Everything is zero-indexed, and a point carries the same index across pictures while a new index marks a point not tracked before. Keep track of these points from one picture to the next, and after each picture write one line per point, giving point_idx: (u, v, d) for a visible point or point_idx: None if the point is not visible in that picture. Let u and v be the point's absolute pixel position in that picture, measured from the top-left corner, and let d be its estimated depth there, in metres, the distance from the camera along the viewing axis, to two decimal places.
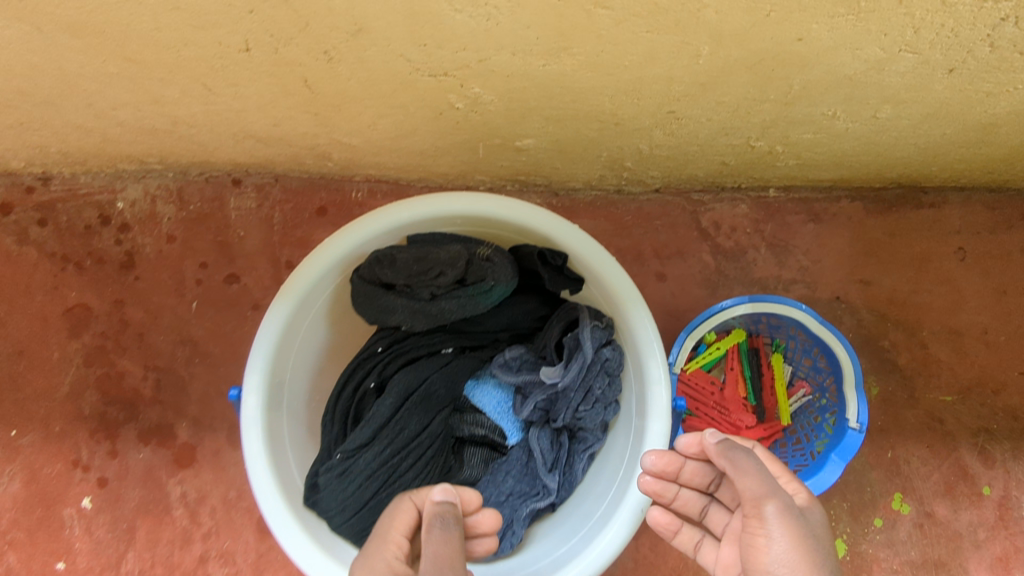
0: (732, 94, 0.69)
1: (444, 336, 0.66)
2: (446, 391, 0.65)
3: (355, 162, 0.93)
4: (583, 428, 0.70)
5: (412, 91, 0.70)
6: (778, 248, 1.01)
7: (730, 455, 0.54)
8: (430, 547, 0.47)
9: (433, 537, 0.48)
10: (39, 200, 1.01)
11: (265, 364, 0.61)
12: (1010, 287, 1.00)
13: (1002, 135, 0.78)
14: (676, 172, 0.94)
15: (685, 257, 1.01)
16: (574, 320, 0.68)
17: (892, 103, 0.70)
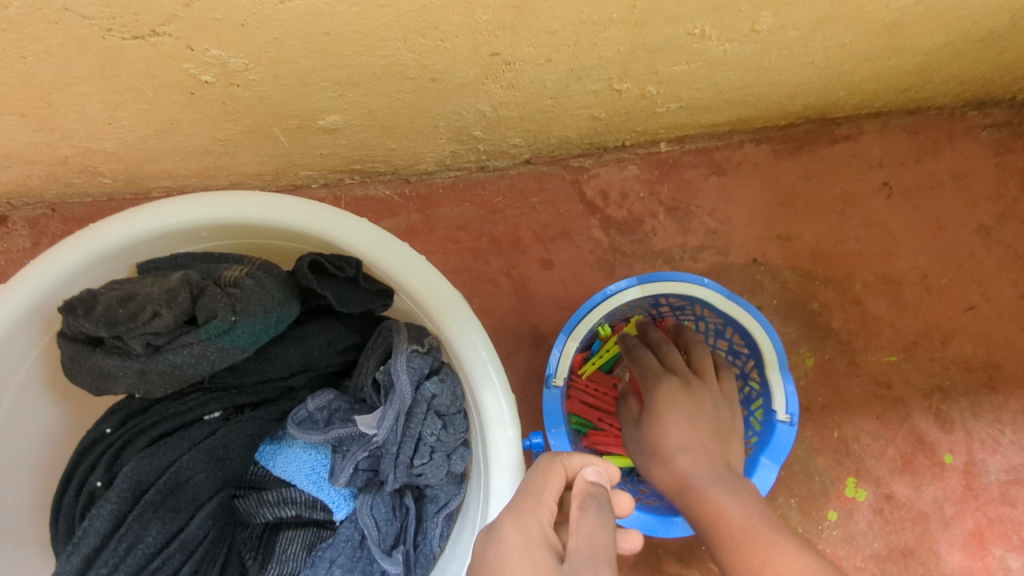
0: (563, 18, 0.51)
1: (205, 397, 0.48)
2: (211, 475, 0.47)
3: (136, 175, 0.73)
4: (429, 485, 0.52)
5: (128, 65, 0.51)
6: (679, 212, 0.85)
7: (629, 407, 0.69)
8: (581, 528, 0.35)
9: (592, 518, 0.36)
10: None
11: None
12: (945, 220, 0.87)
13: (913, 36, 0.63)
14: (542, 136, 0.77)
15: (571, 236, 0.85)
16: (389, 346, 0.50)
17: (771, 7, 0.54)
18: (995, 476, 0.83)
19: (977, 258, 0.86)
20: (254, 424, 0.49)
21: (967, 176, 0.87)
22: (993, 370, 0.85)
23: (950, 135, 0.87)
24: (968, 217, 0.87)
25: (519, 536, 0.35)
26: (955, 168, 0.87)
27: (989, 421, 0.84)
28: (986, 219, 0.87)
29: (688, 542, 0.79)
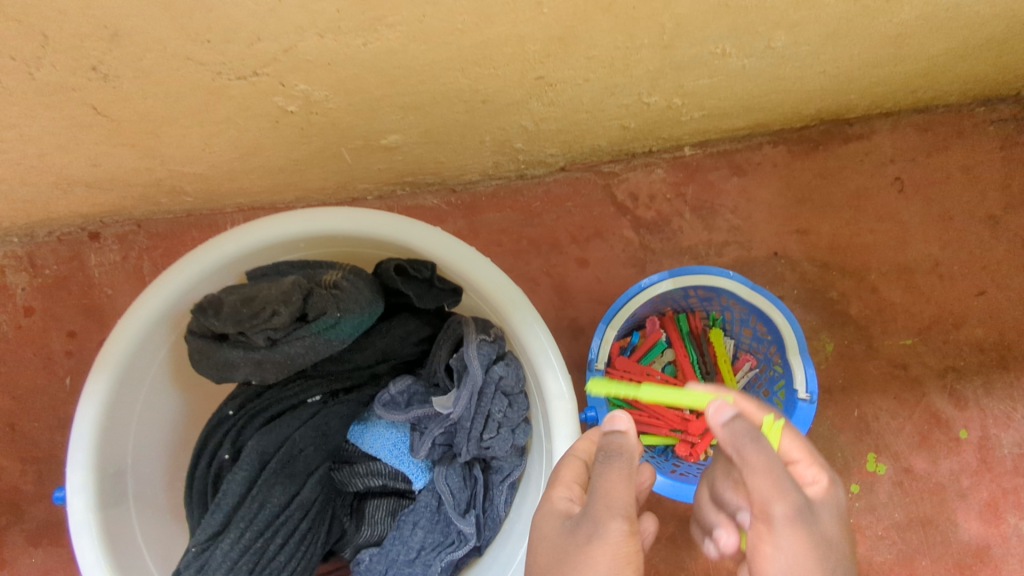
0: (601, 46, 0.59)
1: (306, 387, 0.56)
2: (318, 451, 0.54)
3: (216, 194, 0.82)
4: (495, 457, 0.60)
5: (229, 101, 0.59)
6: (704, 210, 0.92)
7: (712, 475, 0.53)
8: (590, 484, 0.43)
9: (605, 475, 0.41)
10: None
11: (88, 458, 0.51)
12: (954, 211, 0.92)
13: (916, 45, 0.70)
14: (576, 146, 0.84)
15: (605, 236, 0.92)
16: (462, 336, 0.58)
17: (785, 28, 0.61)
18: (1009, 449, 0.89)
19: (986, 246, 0.92)
20: (347, 407, 0.56)
21: (975, 169, 0.93)
22: (1004, 350, 0.90)
23: (958, 131, 0.93)
24: (976, 208, 0.92)
25: (550, 520, 0.44)
26: (963, 162, 0.92)
27: (1002, 398, 0.90)
28: (994, 209, 0.92)
29: None
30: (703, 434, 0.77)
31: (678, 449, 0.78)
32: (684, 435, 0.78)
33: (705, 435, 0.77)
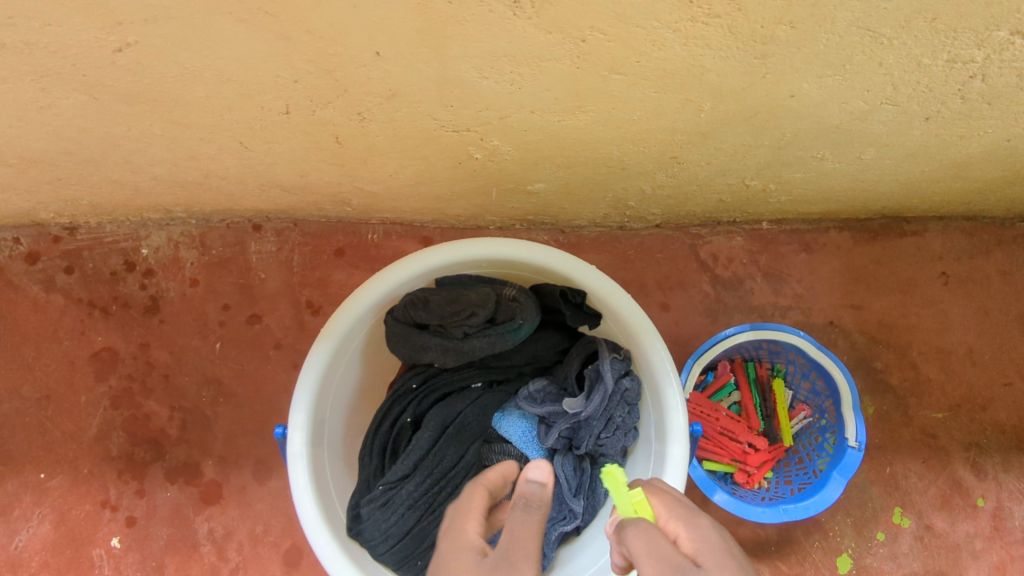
0: (731, 141, 0.75)
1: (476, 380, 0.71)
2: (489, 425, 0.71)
3: (373, 208, 0.99)
4: (604, 454, 0.74)
5: (435, 145, 0.75)
6: (774, 277, 1.07)
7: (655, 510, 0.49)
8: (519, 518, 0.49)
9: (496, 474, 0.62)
10: (66, 249, 1.04)
11: (308, 404, 0.67)
12: (990, 309, 1.07)
13: (977, 170, 0.85)
14: (677, 209, 1.00)
15: (686, 287, 1.07)
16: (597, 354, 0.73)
17: (876, 146, 0.76)
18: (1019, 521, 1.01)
19: (1015, 342, 1.06)
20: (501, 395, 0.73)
21: (1012, 274, 1.07)
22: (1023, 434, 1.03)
23: (1000, 239, 1.07)
24: (1010, 307, 1.06)
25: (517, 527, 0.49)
26: (1002, 267, 1.07)
27: (1017, 475, 1.02)
28: None
29: (761, 541, 0.99)
30: (759, 466, 0.93)
31: (736, 476, 0.93)
32: (743, 465, 0.92)
33: (761, 467, 0.93)
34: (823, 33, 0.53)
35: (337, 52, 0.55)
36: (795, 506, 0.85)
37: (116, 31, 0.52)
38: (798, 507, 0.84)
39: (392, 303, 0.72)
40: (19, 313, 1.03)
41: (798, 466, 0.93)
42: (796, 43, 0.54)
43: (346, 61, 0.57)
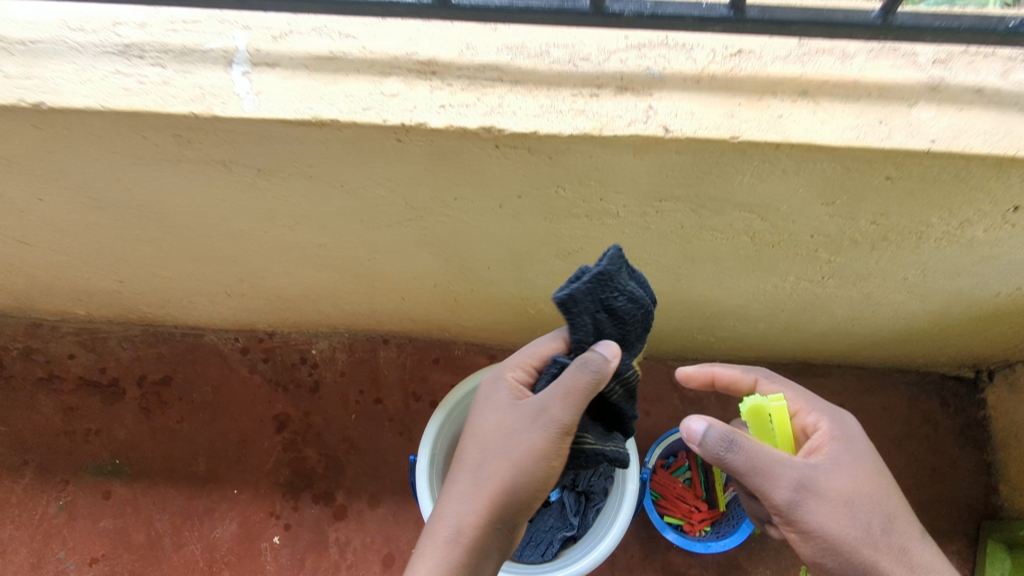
0: (677, 313, 1.31)
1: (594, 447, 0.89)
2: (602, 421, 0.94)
3: (463, 334, 1.57)
4: (594, 492, 1.25)
5: (508, 305, 1.34)
6: (723, 398, 1.58)
7: (760, 468, 0.83)
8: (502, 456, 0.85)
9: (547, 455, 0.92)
10: (266, 346, 1.65)
11: (431, 441, 1.22)
12: (874, 431, 1.52)
13: (836, 339, 1.38)
14: (656, 348, 1.55)
15: (663, 400, 1.59)
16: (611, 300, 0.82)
17: (763, 322, 1.31)
18: None
19: (893, 457, 1.50)
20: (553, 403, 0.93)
21: (890, 409, 1.54)
22: None
23: (881, 384, 1.55)
24: (888, 431, 1.52)
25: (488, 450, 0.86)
26: (883, 403, 1.54)
27: None
28: (898, 435, 1.51)
29: None
30: (701, 521, 1.38)
31: (685, 526, 1.37)
32: (690, 519, 1.38)
33: (702, 522, 1.38)
34: (703, 273, 1.11)
35: (468, 265, 1.16)
36: (716, 543, 1.32)
37: (370, 255, 1.14)
38: (717, 543, 1.31)
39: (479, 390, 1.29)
40: (231, 386, 1.62)
41: (728, 525, 1.37)
42: (692, 275, 1.12)
43: (471, 269, 1.17)
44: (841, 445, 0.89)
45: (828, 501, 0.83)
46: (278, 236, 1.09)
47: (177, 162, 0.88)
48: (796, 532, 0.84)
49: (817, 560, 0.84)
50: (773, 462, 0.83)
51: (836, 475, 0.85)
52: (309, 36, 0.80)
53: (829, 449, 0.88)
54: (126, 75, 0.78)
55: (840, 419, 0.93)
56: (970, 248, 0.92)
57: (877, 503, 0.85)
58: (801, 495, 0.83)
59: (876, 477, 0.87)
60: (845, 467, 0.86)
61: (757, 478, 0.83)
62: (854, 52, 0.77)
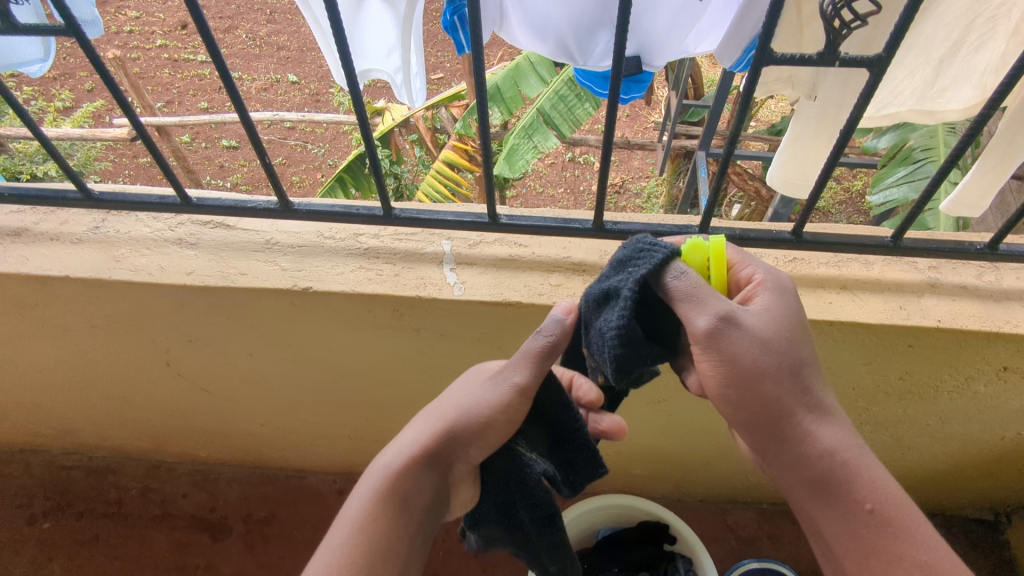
0: (732, 450, 1.58)
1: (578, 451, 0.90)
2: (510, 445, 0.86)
3: None
4: None
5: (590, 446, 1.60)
6: (775, 538, 1.76)
7: (692, 289, 0.74)
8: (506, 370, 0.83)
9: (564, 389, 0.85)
10: None
11: None
12: None
13: None
14: (711, 489, 1.78)
15: (720, 539, 1.76)
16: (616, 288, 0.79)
17: None
18: None
19: None
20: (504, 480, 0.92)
21: None
22: None
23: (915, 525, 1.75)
24: None
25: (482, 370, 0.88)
26: None
27: None
28: None
29: None
30: None
31: None
32: None
33: None
34: None
35: None
36: None
37: None
38: None
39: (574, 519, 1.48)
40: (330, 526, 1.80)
41: None
42: None
43: None
44: (773, 297, 0.79)
45: (755, 331, 0.74)
46: (422, 384, 1.37)
47: (380, 328, 1.18)
48: (712, 362, 0.74)
49: (732, 414, 0.77)
50: (701, 287, 0.75)
51: (762, 320, 0.75)
52: (494, 245, 1.15)
53: (762, 302, 0.78)
54: (368, 270, 1.12)
55: (782, 286, 0.80)
56: (974, 398, 1.20)
57: (793, 349, 0.75)
58: (726, 317, 0.73)
59: (803, 340, 0.77)
60: (773, 314, 0.77)
61: (685, 305, 0.74)
62: (873, 262, 1.12)
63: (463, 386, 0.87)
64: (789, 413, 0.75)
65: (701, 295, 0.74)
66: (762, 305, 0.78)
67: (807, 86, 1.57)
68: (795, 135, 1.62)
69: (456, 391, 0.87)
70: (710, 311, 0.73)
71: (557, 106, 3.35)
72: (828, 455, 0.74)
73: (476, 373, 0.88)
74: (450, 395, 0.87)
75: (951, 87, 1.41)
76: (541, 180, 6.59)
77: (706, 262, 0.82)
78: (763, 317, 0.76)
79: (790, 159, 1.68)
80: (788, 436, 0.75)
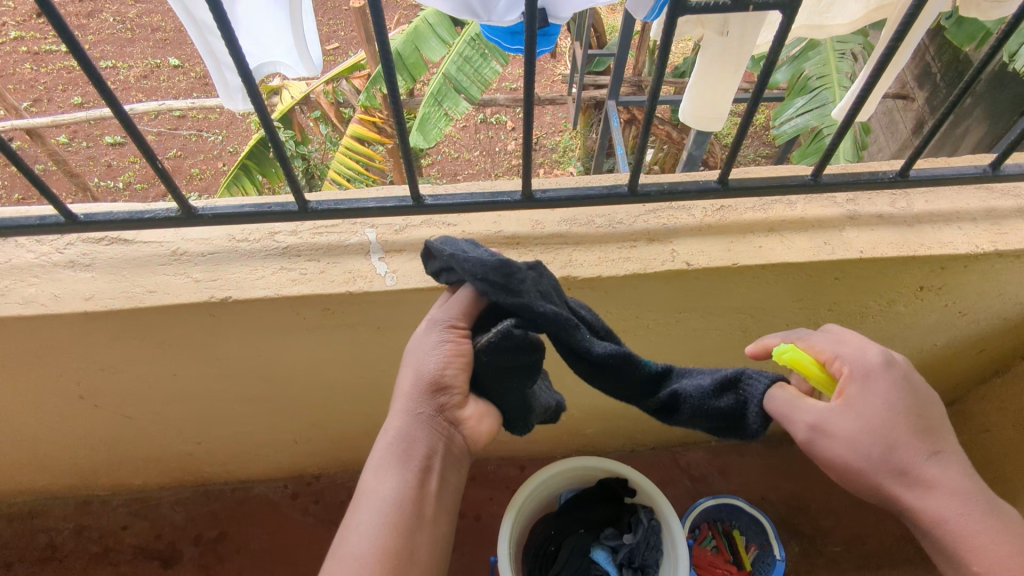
0: None
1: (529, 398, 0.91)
2: (520, 418, 0.85)
3: (496, 450, 1.78)
4: (648, 565, 1.45)
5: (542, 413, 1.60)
6: (725, 472, 1.84)
7: (772, 407, 0.81)
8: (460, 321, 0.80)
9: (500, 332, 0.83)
10: (315, 488, 1.80)
11: (508, 542, 1.38)
12: None
13: None
14: (662, 435, 1.83)
15: (675, 481, 1.83)
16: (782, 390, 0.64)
17: None
18: None
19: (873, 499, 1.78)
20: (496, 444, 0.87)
21: None
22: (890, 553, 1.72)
23: None
24: None
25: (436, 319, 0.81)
26: None
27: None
28: None
29: None
30: None
31: None
32: None
33: None
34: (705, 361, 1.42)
35: None
36: None
37: None
38: None
39: (534, 485, 1.47)
40: (289, 533, 1.74)
41: None
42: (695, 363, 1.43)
43: None
44: (866, 378, 0.76)
45: (875, 425, 0.74)
46: (365, 379, 1.32)
47: (313, 329, 1.12)
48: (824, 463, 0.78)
49: (862, 449, 0.74)
50: (787, 405, 0.79)
51: (884, 412, 0.74)
52: (421, 228, 1.10)
53: (868, 380, 0.76)
54: (290, 270, 1.04)
55: (891, 361, 0.77)
56: (896, 319, 1.27)
57: (913, 416, 0.74)
58: (825, 423, 0.76)
59: (921, 404, 0.75)
60: (889, 396, 0.74)
61: (784, 423, 0.79)
62: (796, 201, 1.14)
63: (420, 344, 0.80)
64: (919, 437, 0.74)
65: (790, 411, 0.78)
66: (871, 382, 0.75)
67: (716, 22, 1.54)
68: (704, 67, 1.63)
69: (415, 351, 0.79)
70: (805, 421, 0.77)
71: (463, 69, 3.25)
72: (972, 481, 0.72)
73: (427, 325, 0.81)
74: (411, 356, 0.79)
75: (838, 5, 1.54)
76: (455, 145, 6.46)
77: (794, 362, 0.83)
78: (879, 404, 0.74)
79: (703, 96, 1.70)
80: (894, 515, 0.75)
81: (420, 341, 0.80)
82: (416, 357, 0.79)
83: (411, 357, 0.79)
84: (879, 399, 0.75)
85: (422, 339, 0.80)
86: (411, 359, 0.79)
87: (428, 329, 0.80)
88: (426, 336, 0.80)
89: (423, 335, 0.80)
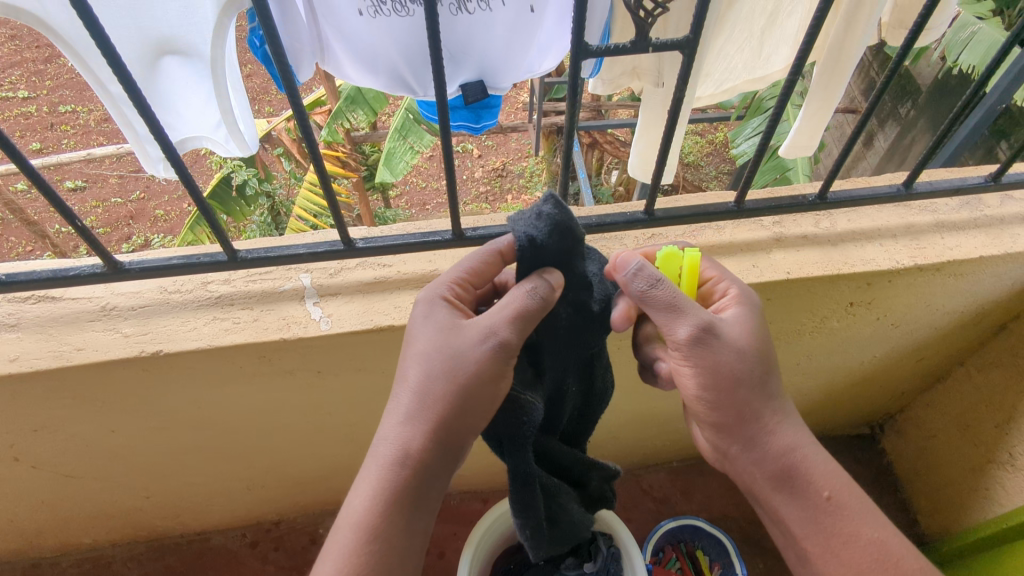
0: (634, 419, 1.63)
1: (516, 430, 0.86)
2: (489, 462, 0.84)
3: (457, 484, 1.76)
4: None
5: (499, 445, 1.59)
6: (688, 492, 1.85)
7: (658, 287, 0.82)
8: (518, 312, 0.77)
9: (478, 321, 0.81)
10: (274, 535, 1.76)
11: None
12: None
13: None
14: (623, 459, 1.83)
15: (639, 504, 1.83)
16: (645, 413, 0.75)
17: None
18: None
19: None
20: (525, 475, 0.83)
21: None
22: None
23: None
24: None
25: (495, 320, 0.76)
26: None
27: None
28: None
29: None
30: None
31: None
32: None
33: None
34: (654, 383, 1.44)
35: None
36: None
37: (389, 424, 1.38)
38: None
39: (491, 521, 1.46)
40: None
41: None
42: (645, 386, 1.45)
43: None
44: (741, 313, 0.87)
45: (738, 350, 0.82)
46: (313, 422, 1.30)
47: (251, 376, 1.11)
48: (692, 365, 0.82)
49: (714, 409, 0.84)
50: (679, 298, 0.81)
51: (742, 344, 0.83)
52: (356, 270, 1.10)
53: (735, 319, 0.85)
54: (223, 320, 1.04)
55: (750, 304, 0.88)
56: (833, 334, 1.30)
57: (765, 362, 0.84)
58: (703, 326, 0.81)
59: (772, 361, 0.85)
60: (747, 330, 0.85)
61: (652, 298, 0.81)
62: (724, 226, 1.17)
63: (460, 351, 0.76)
64: (765, 411, 0.84)
65: (679, 307, 0.81)
66: (741, 322, 0.85)
67: (650, 75, 1.61)
68: (647, 123, 1.70)
69: (454, 353, 0.76)
70: (676, 315, 0.81)
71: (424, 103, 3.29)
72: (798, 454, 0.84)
73: (476, 325, 0.77)
74: (449, 350, 0.76)
75: (774, 53, 1.62)
76: (422, 176, 6.49)
77: (681, 271, 0.91)
78: (739, 340, 0.83)
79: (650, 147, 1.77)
80: (758, 433, 0.84)
81: (460, 344, 0.77)
82: (447, 363, 0.76)
83: (451, 355, 0.76)
84: (744, 333, 0.84)
85: (463, 340, 0.77)
86: (454, 353, 0.76)
87: (482, 328, 0.76)
88: (470, 340, 0.76)
89: (470, 334, 0.76)
